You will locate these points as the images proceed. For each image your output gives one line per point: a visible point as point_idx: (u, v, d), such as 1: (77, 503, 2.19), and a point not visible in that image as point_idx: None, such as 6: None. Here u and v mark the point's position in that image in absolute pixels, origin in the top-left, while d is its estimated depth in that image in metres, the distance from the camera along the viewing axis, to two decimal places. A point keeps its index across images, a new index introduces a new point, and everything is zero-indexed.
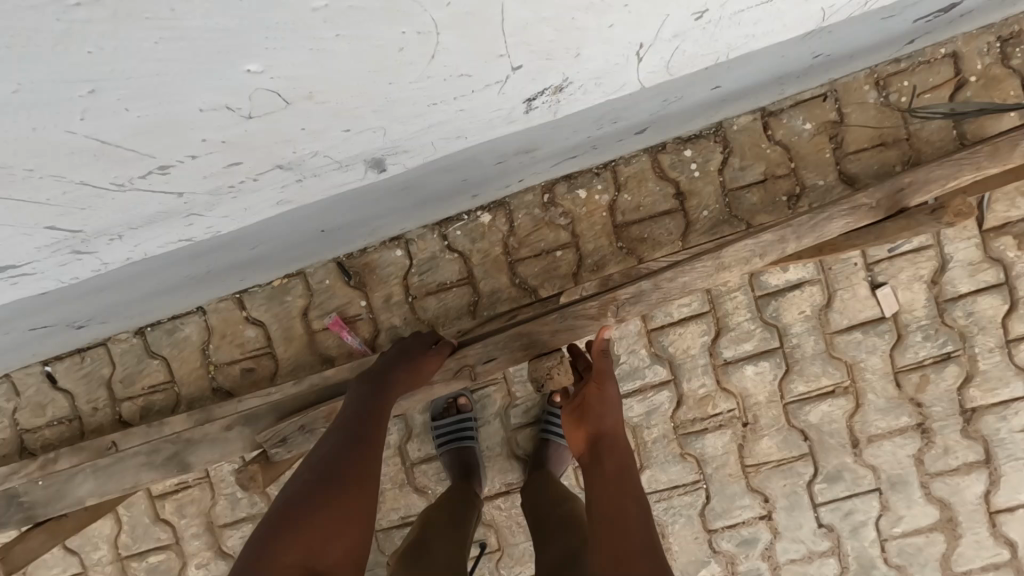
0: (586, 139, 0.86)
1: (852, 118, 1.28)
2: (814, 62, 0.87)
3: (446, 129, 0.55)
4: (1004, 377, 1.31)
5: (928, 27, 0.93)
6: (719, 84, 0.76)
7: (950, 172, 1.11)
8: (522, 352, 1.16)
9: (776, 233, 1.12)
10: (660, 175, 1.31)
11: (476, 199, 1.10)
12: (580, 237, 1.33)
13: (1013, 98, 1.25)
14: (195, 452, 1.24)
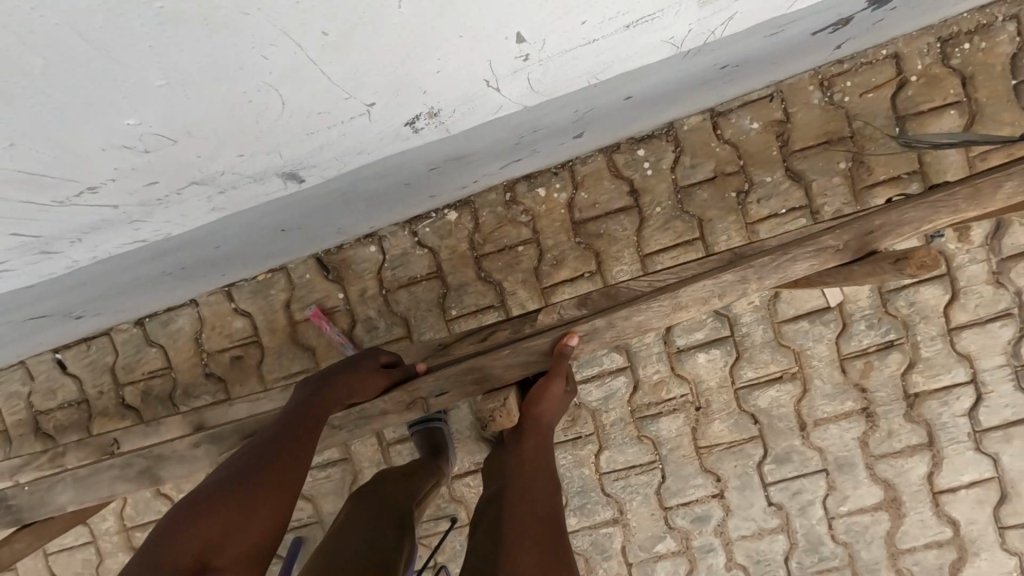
0: (518, 144, 0.94)
1: (797, 118, 1.34)
2: (732, 72, 0.94)
3: (340, 149, 0.64)
4: (946, 364, 1.37)
5: (846, 34, 0.99)
6: (630, 93, 0.82)
7: (923, 214, 0.93)
8: (474, 389, 1.09)
9: (737, 272, 0.99)
10: (615, 173, 1.39)
11: (434, 198, 1.19)
12: (540, 233, 1.41)
13: (952, 97, 1.31)
14: (165, 468, 1.26)
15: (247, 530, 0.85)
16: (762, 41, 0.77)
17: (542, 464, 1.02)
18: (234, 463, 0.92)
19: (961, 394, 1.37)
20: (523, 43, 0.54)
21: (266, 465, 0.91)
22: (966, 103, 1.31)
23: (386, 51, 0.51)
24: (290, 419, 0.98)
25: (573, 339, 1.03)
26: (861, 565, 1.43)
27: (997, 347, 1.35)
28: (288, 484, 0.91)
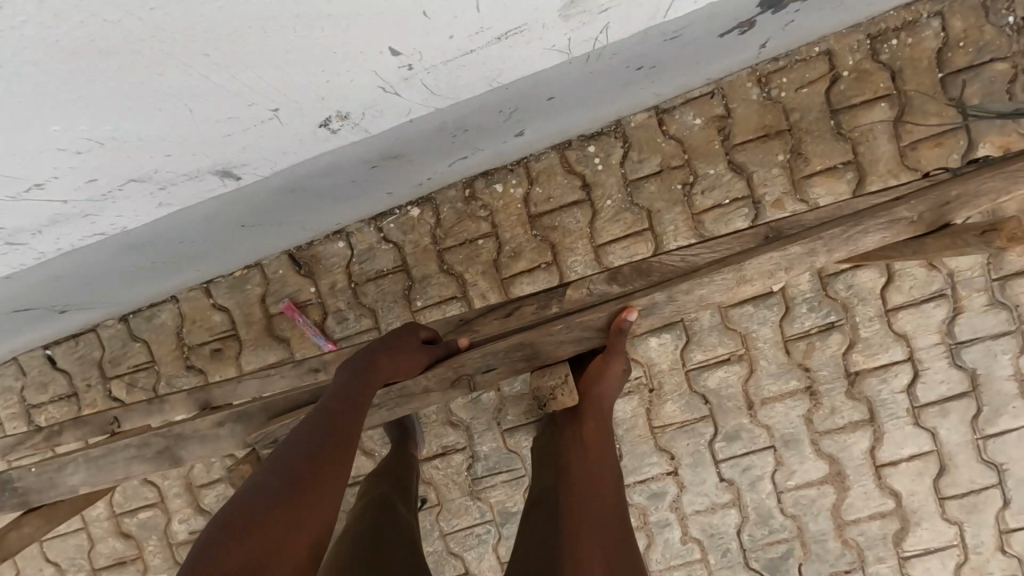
0: (459, 144, 1.03)
1: (737, 113, 1.42)
2: (655, 73, 1.02)
3: (263, 148, 0.72)
4: (884, 343, 1.45)
5: (764, 34, 1.06)
6: (553, 93, 0.91)
7: (1002, 186, 0.94)
8: (523, 363, 1.14)
9: (805, 245, 1.00)
10: (568, 169, 1.47)
11: (394, 196, 1.28)
12: (499, 227, 1.50)
13: (882, 90, 1.38)
14: (184, 447, 1.29)
15: (299, 537, 0.77)
16: (659, 44, 0.85)
17: (607, 438, 1.13)
18: (269, 475, 0.83)
19: (898, 371, 1.45)
20: (398, 56, 0.61)
21: (309, 466, 0.84)
22: (896, 96, 1.39)
23: (277, 63, 0.59)
24: (326, 417, 0.93)
25: (630, 313, 1.08)
26: (810, 536, 1.51)
27: (931, 326, 1.43)
28: (334, 486, 0.84)
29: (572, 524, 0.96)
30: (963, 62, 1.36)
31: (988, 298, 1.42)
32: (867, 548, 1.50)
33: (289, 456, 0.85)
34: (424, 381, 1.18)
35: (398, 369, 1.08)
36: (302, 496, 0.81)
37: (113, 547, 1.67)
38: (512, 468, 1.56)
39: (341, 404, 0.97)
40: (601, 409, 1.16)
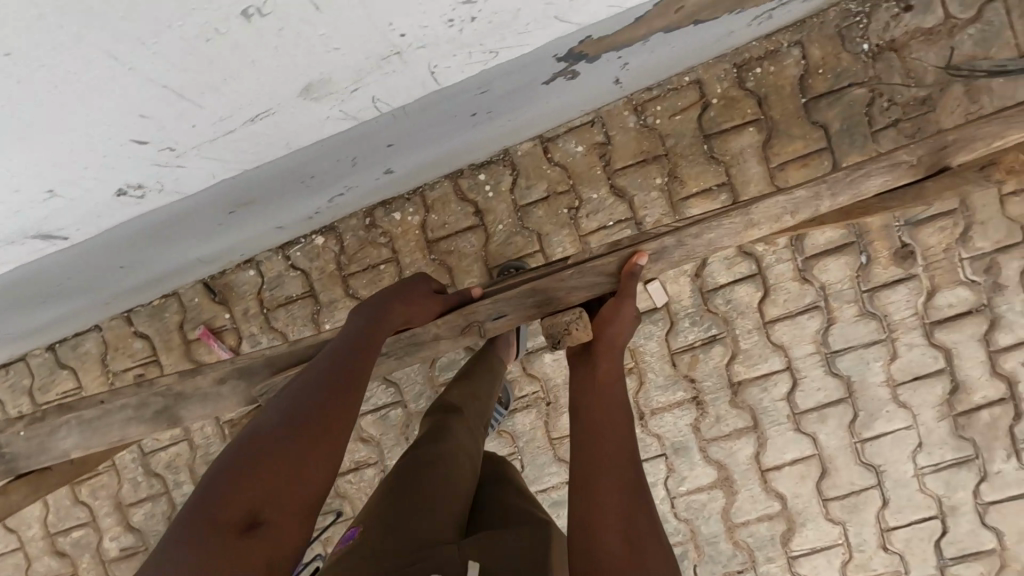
0: (318, 187, 1.13)
1: (616, 140, 1.51)
2: (498, 116, 1.11)
3: (71, 218, 0.80)
4: (763, 354, 1.52)
5: (605, 75, 1.15)
6: (390, 141, 1.01)
7: (999, 130, 1.00)
8: (534, 308, 1.15)
9: (811, 189, 1.05)
10: (461, 197, 1.55)
11: (285, 229, 1.38)
12: (399, 252, 1.58)
13: (749, 116, 1.47)
14: (183, 409, 1.26)
15: (292, 489, 0.75)
16: (468, 98, 0.93)
17: (614, 368, 0.93)
18: (273, 414, 0.81)
19: (777, 380, 1.53)
20: (148, 144, 0.69)
21: (313, 405, 0.82)
22: (763, 121, 1.47)
23: (34, 163, 0.66)
24: (336, 359, 0.90)
25: (641, 257, 1.08)
26: (703, 538, 1.60)
27: (806, 337, 1.51)
28: (342, 426, 0.82)
29: (585, 472, 0.80)
30: (823, 88, 1.44)
31: (858, 309, 1.50)
32: (757, 549, 1.58)
33: (293, 398, 0.83)
34: (433, 329, 1.18)
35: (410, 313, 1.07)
36: (302, 437, 0.78)
37: (49, 564, 1.76)
38: None
39: (351, 343, 0.95)
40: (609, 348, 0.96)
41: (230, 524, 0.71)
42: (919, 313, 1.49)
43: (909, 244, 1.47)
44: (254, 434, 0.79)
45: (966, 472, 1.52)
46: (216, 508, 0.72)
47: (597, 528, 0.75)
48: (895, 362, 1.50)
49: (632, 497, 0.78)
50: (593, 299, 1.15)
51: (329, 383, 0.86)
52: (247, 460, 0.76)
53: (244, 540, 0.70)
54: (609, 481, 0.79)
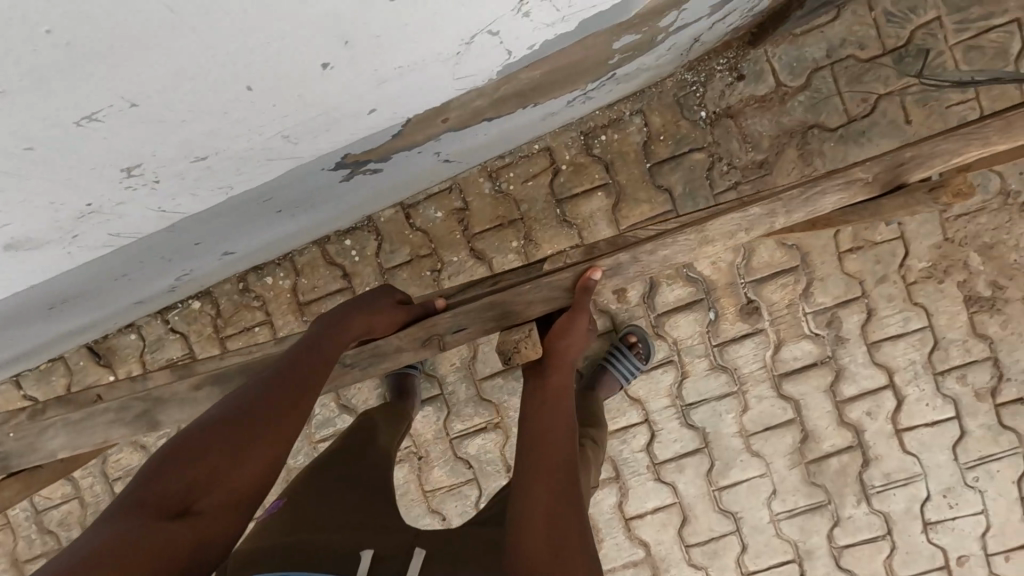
0: (144, 278, 1.20)
1: (473, 205, 1.57)
2: (314, 207, 1.18)
3: None
4: (620, 408, 1.59)
5: (420, 163, 1.21)
6: (194, 241, 1.07)
7: (958, 147, 1.01)
8: (495, 321, 1.21)
9: (763, 208, 1.09)
10: (329, 261, 1.61)
11: (143, 305, 1.44)
12: (272, 315, 1.64)
13: (597, 181, 1.53)
14: (164, 410, 1.34)
15: (241, 471, 0.82)
16: (245, 206, 0.97)
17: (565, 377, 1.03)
18: (231, 409, 0.86)
19: (635, 433, 1.59)
20: None
21: (272, 400, 0.89)
22: (611, 185, 1.53)
23: None
24: (297, 361, 0.97)
25: (596, 272, 1.15)
26: None
27: (661, 391, 1.57)
28: (292, 426, 0.89)
29: (528, 472, 0.88)
30: (665, 153, 1.51)
31: (708, 363, 1.56)
32: None
33: (247, 394, 0.89)
34: (395, 340, 1.25)
35: (370, 321, 1.13)
36: (253, 431, 0.85)
37: None
38: None
39: (315, 342, 1.01)
40: (564, 362, 1.06)
41: (162, 509, 0.77)
42: (767, 367, 1.55)
43: (753, 301, 1.53)
44: (213, 415, 0.87)
45: (818, 517, 1.57)
46: (162, 481, 0.79)
47: (535, 522, 0.83)
48: (745, 414, 1.55)
49: (569, 493, 0.87)
50: (552, 311, 1.22)
51: (288, 376, 0.94)
52: (204, 436, 0.83)
53: (175, 524, 0.76)
54: (550, 473, 0.88)
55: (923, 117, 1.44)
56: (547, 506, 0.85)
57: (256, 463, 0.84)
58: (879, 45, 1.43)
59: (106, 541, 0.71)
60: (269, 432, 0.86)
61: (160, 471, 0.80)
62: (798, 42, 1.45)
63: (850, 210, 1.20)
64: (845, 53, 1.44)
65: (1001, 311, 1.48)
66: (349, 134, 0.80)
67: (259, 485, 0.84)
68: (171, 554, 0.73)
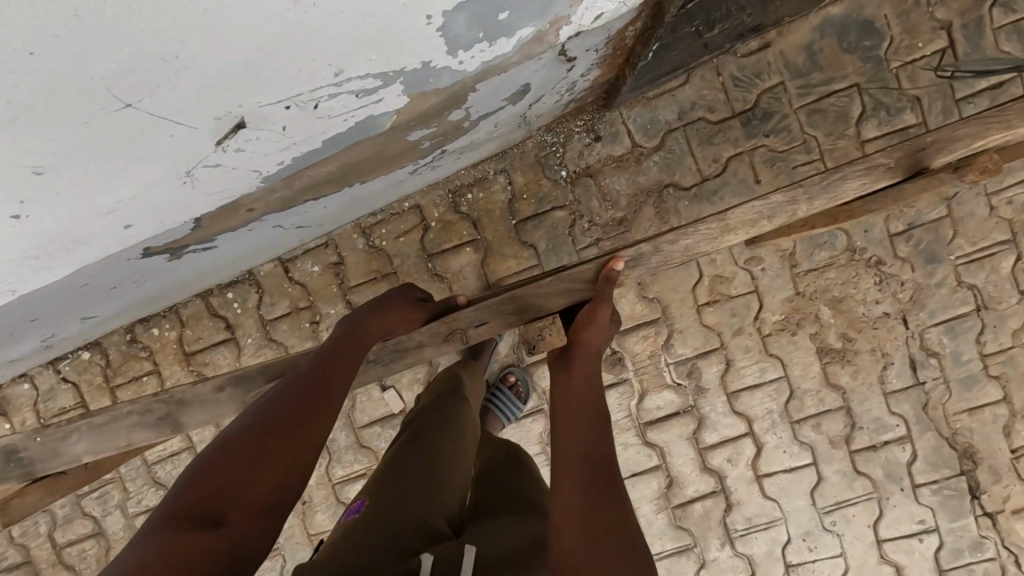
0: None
1: (348, 260, 1.62)
2: (160, 277, 1.24)
3: None
4: None
5: (268, 233, 1.28)
6: (31, 317, 1.13)
7: (973, 134, 1.08)
8: (515, 316, 1.20)
9: (787, 194, 1.12)
10: (213, 313, 1.67)
11: (16, 363, 1.49)
12: (159, 365, 1.69)
13: (465, 238, 1.58)
14: (186, 412, 1.33)
15: (262, 475, 0.77)
16: (65, 292, 1.04)
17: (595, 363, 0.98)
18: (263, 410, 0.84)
19: None
20: None
21: (296, 412, 0.84)
22: (479, 241, 1.58)
23: None
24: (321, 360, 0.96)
25: (617, 262, 1.12)
26: None
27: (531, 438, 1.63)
28: (323, 421, 0.86)
29: (562, 459, 0.80)
30: (529, 211, 1.56)
31: None
32: None
33: (271, 402, 0.86)
34: (417, 337, 1.24)
35: (388, 320, 1.12)
36: (300, 429, 0.82)
37: None
38: None
39: (349, 343, 1.02)
40: (587, 353, 1.01)
41: (198, 517, 0.71)
42: (631, 416, 1.60)
43: (616, 352, 1.59)
44: (245, 423, 0.82)
45: (685, 560, 1.63)
46: (182, 493, 0.74)
47: (565, 513, 0.72)
48: None
49: (594, 476, 0.76)
50: (571, 306, 1.20)
51: (296, 382, 0.90)
52: (236, 443, 0.79)
53: (207, 532, 0.69)
54: (581, 455, 0.80)
55: (772, 177, 1.50)
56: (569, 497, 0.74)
57: (276, 466, 0.78)
58: (727, 108, 1.49)
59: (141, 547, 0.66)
60: (286, 438, 0.80)
61: (184, 484, 0.75)
62: (651, 105, 1.50)
63: (874, 202, 1.31)
64: (697, 116, 1.50)
65: (852, 362, 1.53)
66: (128, 240, 0.88)
67: (284, 490, 0.78)
68: (204, 561, 0.66)
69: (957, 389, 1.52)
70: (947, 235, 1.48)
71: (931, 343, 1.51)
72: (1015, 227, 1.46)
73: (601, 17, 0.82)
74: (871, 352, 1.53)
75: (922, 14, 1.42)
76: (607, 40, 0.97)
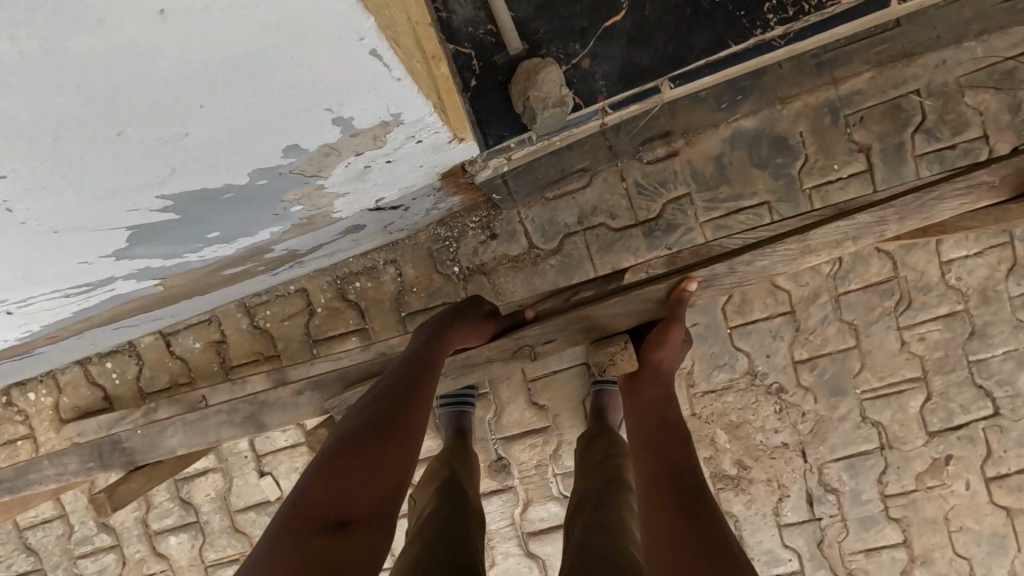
0: None
1: (230, 339, 1.54)
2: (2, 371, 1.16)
3: None
4: None
5: (123, 327, 1.22)
6: None
7: None
8: (582, 336, 1.15)
9: (874, 214, 1.03)
10: (91, 381, 1.60)
11: None
12: (35, 429, 1.63)
13: (351, 326, 1.50)
14: (270, 413, 1.30)
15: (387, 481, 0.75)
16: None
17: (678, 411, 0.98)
18: (362, 409, 0.85)
19: None
20: None
21: (410, 413, 0.84)
22: (366, 331, 1.50)
23: None
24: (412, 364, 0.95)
25: (691, 284, 1.10)
26: None
27: None
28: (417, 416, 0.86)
29: (659, 507, 0.78)
30: (418, 305, 1.47)
31: None
32: None
33: (381, 399, 0.86)
34: (486, 351, 1.20)
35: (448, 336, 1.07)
36: (398, 431, 0.80)
37: None
38: None
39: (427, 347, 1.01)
40: (660, 373, 1.07)
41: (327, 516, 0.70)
42: (514, 523, 1.53)
43: (501, 458, 1.51)
44: (357, 423, 0.81)
45: None
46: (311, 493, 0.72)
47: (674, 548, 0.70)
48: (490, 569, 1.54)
49: (686, 518, 0.75)
50: (638, 326, 1.16)
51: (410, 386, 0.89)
52: (357, 442, 0.78)
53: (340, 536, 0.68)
54: (695, 505, 0.77)
55: None
56: (666, 542, 0.72)
57: (397, 472, 0.77)
58: (629, 215, 1.40)
59: (276, 534, 0.69)
60: (398, 441, 0.80)
61: (307, 485, 0.73)
62: (550, 206, 1.42)
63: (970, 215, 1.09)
64: (597, 221, 1.41)
65: (745, 491, 1.45)
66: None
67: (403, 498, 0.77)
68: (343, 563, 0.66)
69: (854, 528, 1.43)
70: (853, 367, 1.39)
71: (829, 479, 1.42)
72: (926, 366, 1.37)
73: (357, 194, 0.85)
74: (766, 482, 1.44)
75: (840, 135, 1.32)
76: (434, 187, 0.97)
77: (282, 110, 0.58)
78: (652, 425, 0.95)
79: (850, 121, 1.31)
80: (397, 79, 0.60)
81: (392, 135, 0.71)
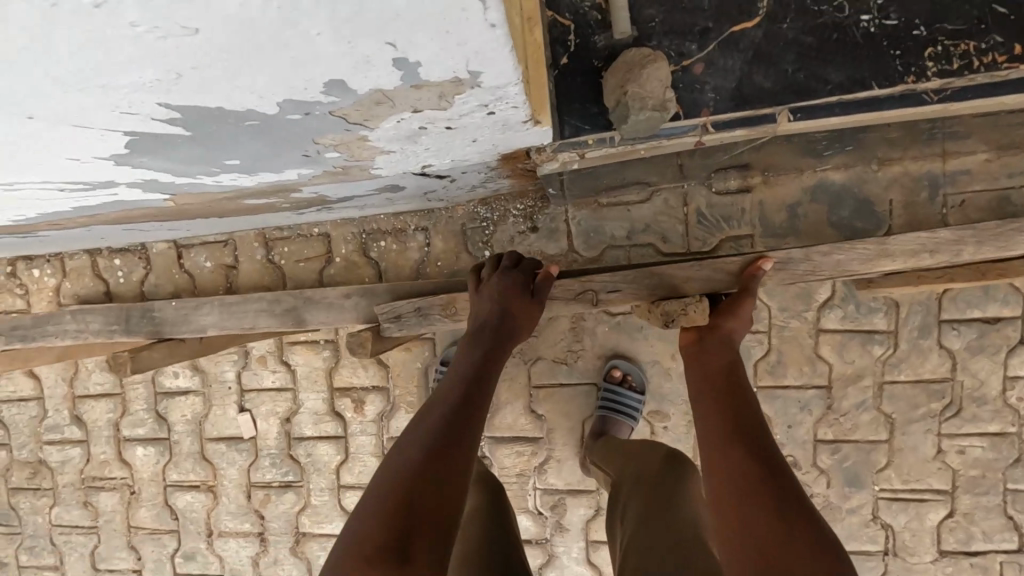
0: None
1: (241, 267, 1.49)
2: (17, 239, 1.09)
3: None
4: (329, 515, 1.52)
5: (151, 227, 1.17)
6: None
7: None
8: (650, 292, 1.03)
9: (955, 232, 0.99)
10: (96, 273, 1.56)
11: None
12: (33, 307, 1.61)
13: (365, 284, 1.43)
14: (311, 310, 1.21)
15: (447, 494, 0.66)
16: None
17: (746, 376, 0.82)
18: (440, 390, 0.78)
19: None
20: None
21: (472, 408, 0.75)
22: None
23: None
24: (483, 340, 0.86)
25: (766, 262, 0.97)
26: None
27: None
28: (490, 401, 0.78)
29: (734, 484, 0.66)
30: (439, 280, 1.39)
31: None
32: None
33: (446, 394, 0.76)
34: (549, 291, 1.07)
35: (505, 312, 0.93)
36: (464, 439, 0.71)
37: None
38: (8, 524, 1.69)
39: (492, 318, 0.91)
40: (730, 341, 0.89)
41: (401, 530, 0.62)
42: None
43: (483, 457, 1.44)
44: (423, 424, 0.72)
45: None
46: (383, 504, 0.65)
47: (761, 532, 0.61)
48: None
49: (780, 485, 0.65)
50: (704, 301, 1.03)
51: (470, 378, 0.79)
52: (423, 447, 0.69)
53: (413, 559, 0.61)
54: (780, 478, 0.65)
55: None
56: (750, 528, 0.62)
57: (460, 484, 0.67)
58: (682, 243, 1.29)
59: (364, 519, 0.64)
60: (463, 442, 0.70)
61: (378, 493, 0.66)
62: (601, 212, 1.32)
63: None
64: (646, 240, 1.31)
65: None
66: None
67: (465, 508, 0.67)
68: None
69: None
70: (877, 461, 1.28)
71: None
72: (957, 481, 1.25)
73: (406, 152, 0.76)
74: None
75: (933, 213, 1.20)
76: (487, 166, 0.89)
77: (296, 37, 0.44)
78: (718, 388, 0.79)
79: (949, 202, 1.18)
80: (489, 27, 0.48)
81: (462, 97, 0.61)
